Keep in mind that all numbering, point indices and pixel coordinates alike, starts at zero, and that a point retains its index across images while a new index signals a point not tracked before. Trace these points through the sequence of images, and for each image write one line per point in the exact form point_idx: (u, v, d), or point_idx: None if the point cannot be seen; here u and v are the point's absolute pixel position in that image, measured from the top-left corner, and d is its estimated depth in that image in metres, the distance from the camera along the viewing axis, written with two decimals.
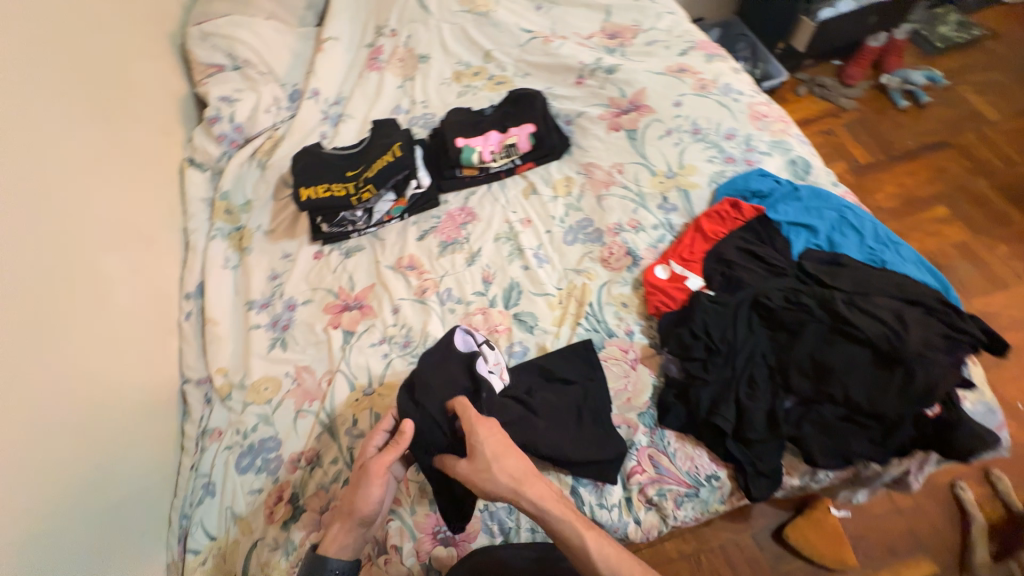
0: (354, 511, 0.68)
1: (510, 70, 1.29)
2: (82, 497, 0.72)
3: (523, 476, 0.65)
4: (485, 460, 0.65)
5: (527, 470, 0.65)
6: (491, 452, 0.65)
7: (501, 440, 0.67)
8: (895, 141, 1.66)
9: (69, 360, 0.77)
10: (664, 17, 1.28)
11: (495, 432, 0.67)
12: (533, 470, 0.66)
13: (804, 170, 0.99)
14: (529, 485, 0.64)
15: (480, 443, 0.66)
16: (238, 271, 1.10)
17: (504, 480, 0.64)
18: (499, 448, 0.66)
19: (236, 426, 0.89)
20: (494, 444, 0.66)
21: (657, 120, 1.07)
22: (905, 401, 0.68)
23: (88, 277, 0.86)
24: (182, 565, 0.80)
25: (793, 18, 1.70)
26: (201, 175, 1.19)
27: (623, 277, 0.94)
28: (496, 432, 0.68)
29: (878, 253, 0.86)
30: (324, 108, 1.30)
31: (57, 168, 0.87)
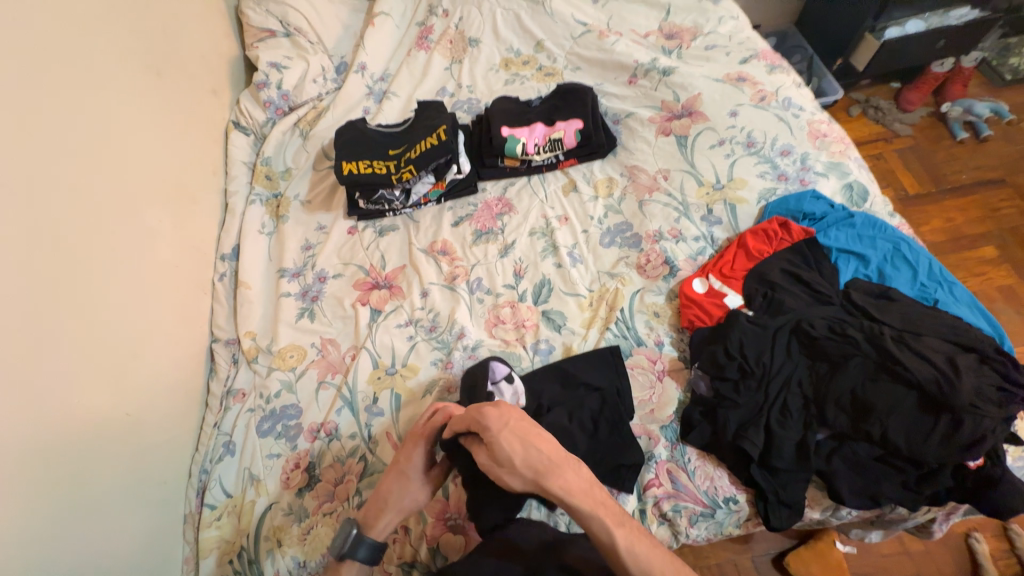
0: (400, 498, 0.71)
1: (561, 62, 1.26)
2: (110, 443, 0.74)
3: (548, 460, 0.62)
4: (506, 451, 0.63)
5: (551, 460, 0.62)
6: (509, 444, 0.63)
7: (517, 430, 0.64)
8: (948, 173, 1.58)
9: (105, 310, 0.79)
10: (726, 22, 1.23)
11: (508, 423, 0.64)
12: (563, 454, 0.64)
13: (861, 196, 0.95)
14: (557, 469, 0.62)
15: (495, 435, 0.64)
16: (273, 238, 1.11)
17: (526, 472, 0.62)
18: (520, 438, 0.64)
19: (261, 390, 0.91)
20: (511, 433, 0.64)
21: (710, 129, 1.04)
22: (947, 449, 0.66)
23: (130, 230, 0.87)
24: (198, 518, 0.82)
25: (857, 35, 1.62)
26: (245, 139, 1.21)
27: (657, 286, 0.92)
28: (512, 422, 0.65)
29: (931, 290, 0.82)
30: (369, 83, 1.29)
31: (106, 120, 0.88)
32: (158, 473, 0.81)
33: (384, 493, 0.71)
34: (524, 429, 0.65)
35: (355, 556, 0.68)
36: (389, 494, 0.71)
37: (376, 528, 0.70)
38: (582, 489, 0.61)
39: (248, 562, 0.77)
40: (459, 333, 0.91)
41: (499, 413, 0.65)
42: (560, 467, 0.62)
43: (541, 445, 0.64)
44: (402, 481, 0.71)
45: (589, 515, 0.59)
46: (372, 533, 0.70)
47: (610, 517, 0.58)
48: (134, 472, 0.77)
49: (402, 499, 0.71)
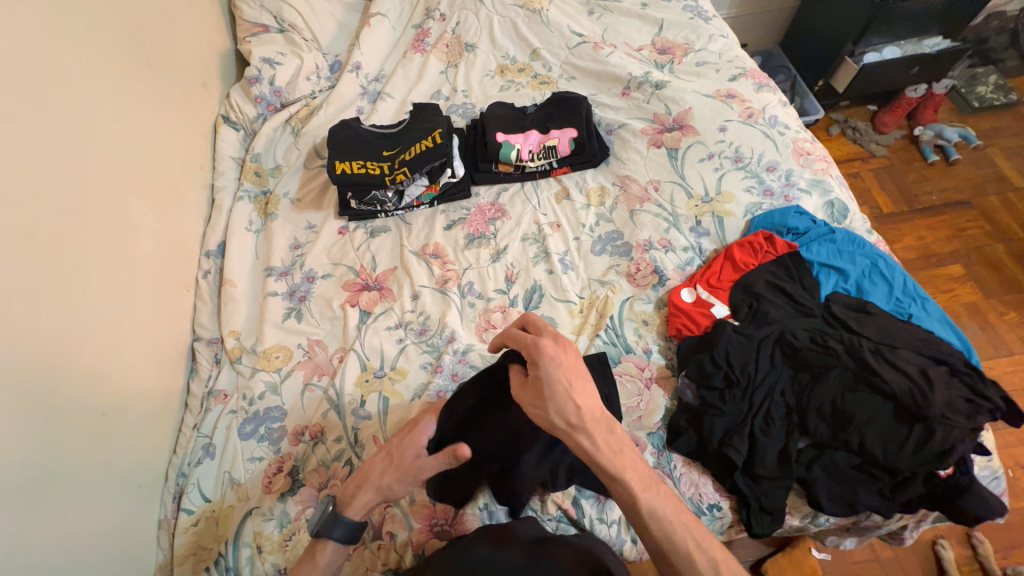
0: (383, 477, 0.68)
1: (556, 71, 1.28)
2: (84, 443, 0.71)
3: (582, 413, 0.63)
4: (547, 395, 0.64)
5: (595, 414, 0.64)
6: (554, 388, 0.63)
7: (572, 376, 0.65)
8: (920, 194, 1.65)
9: (83, 305, 0.76)
10: (716, 40, 1.27)
11: (564, 369, 0.65)
12: (600, 411, 0.64)
13: (841, 213, 0.98)
14: (589, 424, 0.63)
15: (545, 377, 0.64)
16: (260, 236, 1.09)
17: (559, 422, 0.63)
18: (568, 386, 0.64)
19: (244, 391, 0.89)
20: (562, 379, 0.64)
21: (700, 143, 1.06)
22: (920, 458, 0.69)
23: (113, 224, 0.85)
24: (174, 523, 0.80)
25: (837, 58, 1.69)
26: (234, 134, 1.19)
27: (647, 295, 0.94)
28: (568, 367, 0.65)
29: (905, 305, 0.86)
30: (363, 83, 1.28)
31: (89, 108, 0.85)
32: (133, 476, 0.79)
33: (367, 471, 0.69)
34: (575, 377, 0.65)
35: (330, 535, 0.66)
36: (374, 472, 0.69)
37: (353, 508, 0.68)
38: (611, 450, 0.62)
39: (225, 569, 0.75)
40: (449, 337, 0.91)
41: (557, 355, 0.65)
42: (591, 427, 0.63)
43: (584, 397, 0.64)
44: (388, 461, 0.69)
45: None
46: (349, 513, 0.68)
47: (637, 480, 0.61)
48: (108, 474, 0.74)
49: (385, 481, 0.68)
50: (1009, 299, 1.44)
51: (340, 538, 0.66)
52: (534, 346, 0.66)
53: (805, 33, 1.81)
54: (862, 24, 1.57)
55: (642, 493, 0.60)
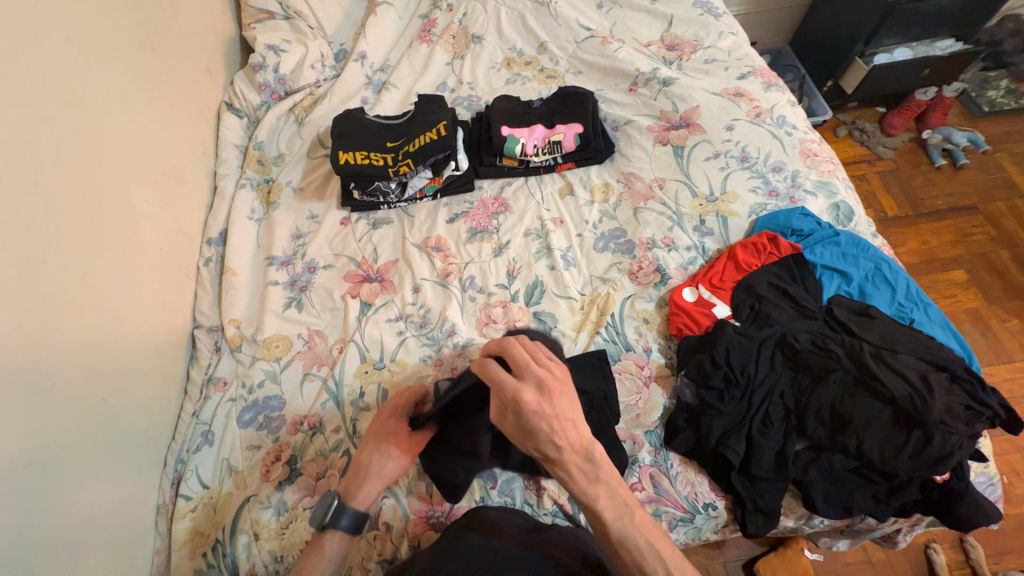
0: (381, 468, 0.73)
1: (563, 65, 1.27)
2: (84, 426, 0.71)
3: (563, 449, 0.59)
4: (528, 432, 0.59)
5: (575, 449, 0.60)
6: (537, 428, 0.58)
7: (556, 416, 0.59)
8: (925, 198, 1.64)
9: (84, 290, 0.75)
10: (726, 37, 1.25)
11: (547, 409, 0.58)
12: (582, 445, 0.61)
13: (846, 216, 0.98)
14: (569, 458, 0.60)
15: (526, 418, 0.58)
16: (262, 224, 1.09)
17: (536, 455, 0.61)
18: (549, 426, 0.58)
19: (243, 379, 0.89)
20: (545, 421, 0.58)
21: (707, 141, 1.06)
22: (917, 463, 0.69)
23: (115, 210, 0.84)
24: (172, 509, 0.80)
25: (848, 58, 1.68)
26: (238, 122, 1.18)
27: (648, 293, 0.93)
28: (553, 405, 0.59)
29: (907, 310, 0.86)
30: (368, 73, 1.27)
31: (92, 91, 0.84)
32: (132, 462, 0.79)
33: (362, 466, 0.73)
34: (560, 418, 0.59)
35: (337, 525, 0.69)
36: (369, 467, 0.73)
37: (356, 498, 0.71)
38: (587, 480, 0.61)
39: (222, 555, 0.75)
40: (449, 330, 0.91)
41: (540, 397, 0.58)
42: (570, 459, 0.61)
43: (567, 437, 0.59)
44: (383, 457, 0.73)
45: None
46: (352, 503, 0.71)
47: (609, 509, 0.61)
48: (107, 459, 0.75)
49: (383, 472, 0.73)
50: (1012, 306, 1.44)
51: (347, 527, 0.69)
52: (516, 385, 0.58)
53: (815, 32, 1.79)
54: (873, 25, 1.55)
55: (628, 508, 0.61)
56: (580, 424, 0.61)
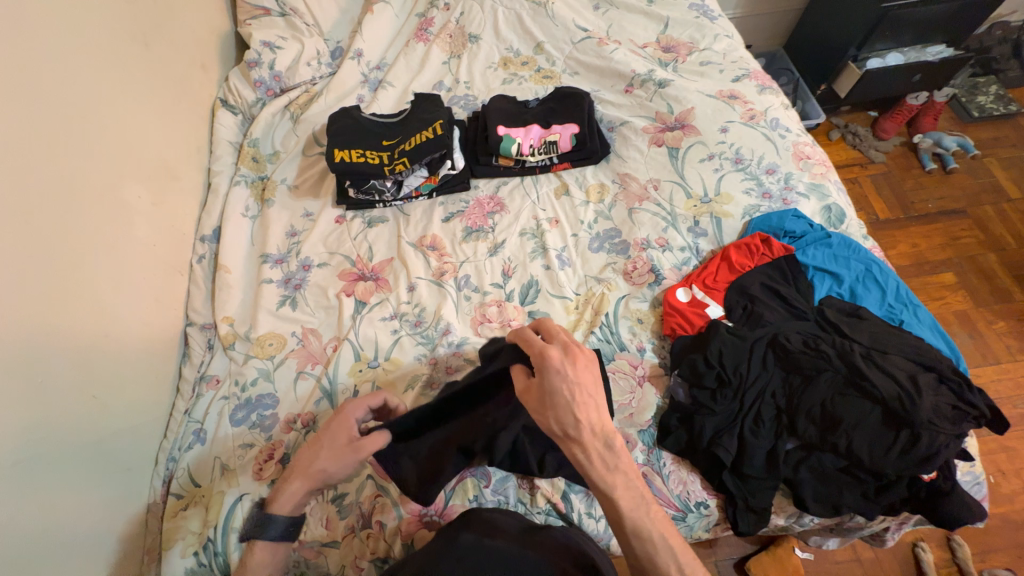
0: (309, 468, 0.69)
1: (559, 65, 1.27)
2: (74, 424, 0.71)
3: (581, 426, 0.61)
4: (549, 402, 0.62)
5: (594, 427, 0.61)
6: (557, 398, 0.61)
7: (579, 389, 0.62)
8: (915, 201, 1.66)
9: (75, 287, 0.75)
10: (721, 39, 1.26)
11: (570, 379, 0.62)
12: (602, 425, 0.62)
13: (838, 218, 0.99)
14: (588, 438, 0.61)
15: (549, 385, 0.62)
16: (256, 222, 1.08)
17: (556, 430, 0.62)
18: (570, 398, 0.61)
19: (236, 377, 0.89)
20: (565, 390, 0.61)
21: (701, 143, 1.06)
22: (905, 462, 0.70)
23: (108, 206, 0.84)
24: (163, 508, 0.80)
25: (841, 63, 1.69)
26: (232, 118, 1.18)
27: (642, 293, 0.94)
28: (577, 378, 0.62)
29: (897, 312, 0.87)
30: (364, 71, 1.27)
31: (83, 86, 0.83)
32: (123, 460, 0.78)
33: (290, 467, 0.69)
34: (582, 391, 0.62)
35: (262, 535, 0.66)
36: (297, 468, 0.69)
37: (279, 502, 0.68)
38: (604, 466, 0.61)
39: (214, 554, 0.75)
40: (444, 329, 0.91)
41: (562, 367, 0.62)
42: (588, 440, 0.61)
43: (586, 412, 0.61)
44: (312, 456, 0.69)
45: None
46: (276, 508, 0.68)
47: (626, 498, 0.60)
48: (98, 457, 0.74)
49: (313, 472, 0.68)
50: (998, 309, 1.46)
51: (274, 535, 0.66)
52: (541, 352, 0.63)
53: (809, 36, 1.81)
54: (866, 30, 1.57)
55: (645, 498, 0.61)
56: (602, 405, 0.63)
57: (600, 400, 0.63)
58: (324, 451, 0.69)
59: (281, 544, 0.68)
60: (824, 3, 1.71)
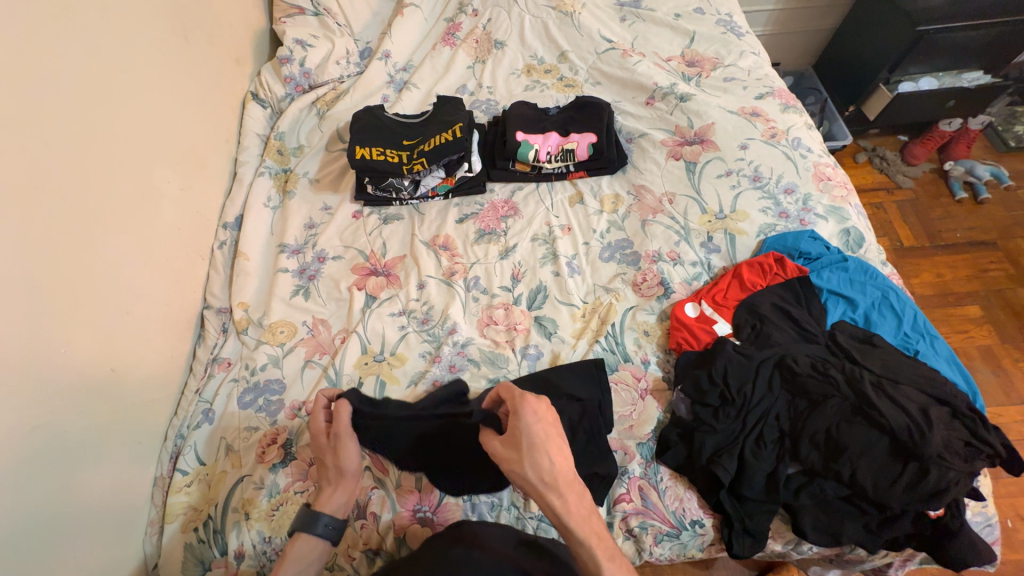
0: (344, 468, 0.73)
1: (582, 75, 1.28)
2: (93, 395, 0.73)
3: (553, 473, 0.61)
4: (518, 450, 0.62)
5: (564, 476, 0.61)
6: (528, 443, 0.61)
7: (547, 432, 0.63)
8: (942, 230, 1.62)
9: (99, 265, 0.77)
10: (747, 56, 1.25)
11: (540, 422, 0.63)
12: (572, 474, 0.62)
13: (857, 242, 0.97)
14: (562, 486, 0.60)
15: (519, 429, 0.62)
16: (277, 212, 1.12)
17: (531, 478, 0.60)
18: (541, 441, 0.62)
19: (247, 361, 0.91)
20: (536, 434, 0.62)
21: (720, 158, 1.06)
22: (911, 496, 0.68)
23: (137, 189, 0.87)
24: (168, 483, 0.82)
25: (871, 85, 1.66)
26: (261, 111, 1.22)
27: (650, 305, 0.94)
28: (543, 420, 0.63)
29: (912, 341, 0.85)
30: (391, 72, 1.30)
31: (119, 73, 0.86)
32: (134, 433, 0.80)
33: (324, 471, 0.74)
34: (551, 435, 0.63)
35: (314, 529, 0.69)
36: (330, 473, 0.73)
37: (325, 502, 0.72)
38: (581, 516, 0.60)
39: (213, 531, 0.77)
40: (450, 329, 0.92)
41: (536, 411, 0.63)
42: (564, 489, 0.61)
43: (557, 454, 0.62)
44: (340, 462, 0.73)
45: (581, 541, 0.58)
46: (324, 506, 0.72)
47: (602, 549, 0.58)
48: (112, 429, 0.76)
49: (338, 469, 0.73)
50: None
51: (324, 529, 0.69)
52: (517, 398, 0.65)
53: (839, 57, 1.79)
54: (899, 53, 1.53)
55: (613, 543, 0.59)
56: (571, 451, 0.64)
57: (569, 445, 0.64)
58: (346, 455, 0.73)
59: (325, 541, 0.70)
60: (856, 24, 1.69)
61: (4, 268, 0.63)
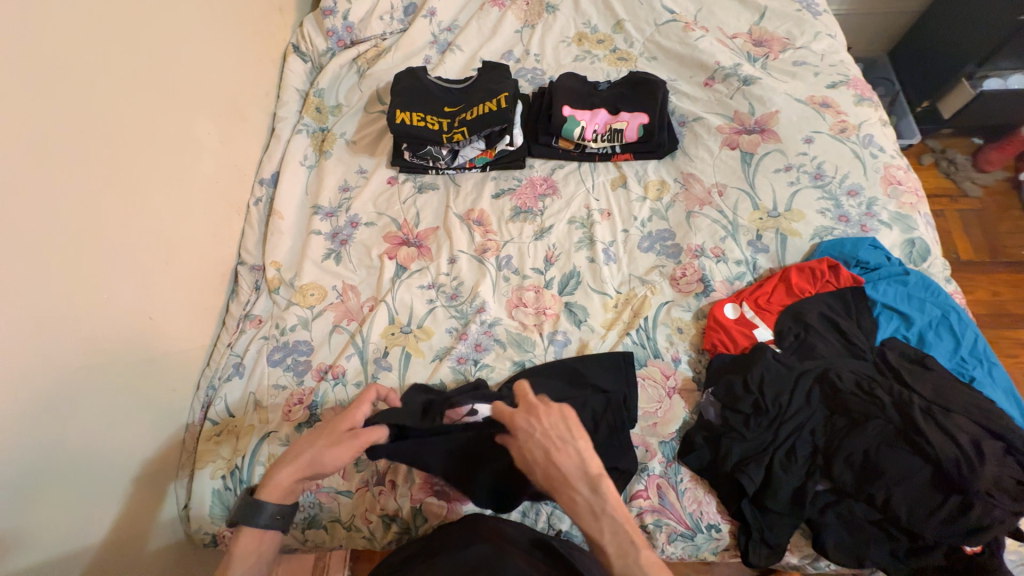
0: (307, 462, 0.64)
1: (637, 47, 1.20)
2: (131, 341, 0.76)
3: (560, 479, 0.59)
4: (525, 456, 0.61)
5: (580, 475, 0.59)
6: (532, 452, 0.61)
7: (550, 436, 0.61)
8: (1007, 245, 1.49)
9: (142, 214, 0.78)
10: (822, 38, 1.14)
11: (536, 431, 0.61)
12: (584, 474, 0.59)
13: (921, 255, 0.89)
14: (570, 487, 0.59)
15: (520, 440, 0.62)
16: (312, 171, 1.10)
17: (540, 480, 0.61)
18: (544, 448, 0.60)
19: (277, 321, 0.93)
20: (536, 442, 0.61)
21: (780, 151, 0.98)
22: (948, 529, 0.65)
23: (178, 140, 0.87)
24: (199, 431, 0.85)
25: (952, 78, 1.51)
26: (302, 66, 1.20)
27: (687, 302, 0.90)
28: (541, 427, 0.61)
29: (968, 367, 0.79)
30: (435, 31, 1.24)
31: (163, 19, 0.85)
32: (170, 381, 0.83)
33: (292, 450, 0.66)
34: (552, 443, 0.60)
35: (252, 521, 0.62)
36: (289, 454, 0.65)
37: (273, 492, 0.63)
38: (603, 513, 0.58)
39: (239, 481, 0.80)
40: (478, 307, 0.91)
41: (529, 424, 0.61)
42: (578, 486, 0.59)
43: (565, 458, 0.59)
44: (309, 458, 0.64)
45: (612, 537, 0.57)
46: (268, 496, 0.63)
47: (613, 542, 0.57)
48: (149, 376, 0.79)
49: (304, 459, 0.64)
50: None
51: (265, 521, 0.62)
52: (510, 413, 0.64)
53: (920, 44, 1.61)
54: (992, 45, 1.37)
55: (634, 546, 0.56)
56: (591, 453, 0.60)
57: (583, 444, 0.60)
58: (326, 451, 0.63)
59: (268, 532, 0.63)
60: (947, 8, 1.52)
61: (53, 213, 0.65)
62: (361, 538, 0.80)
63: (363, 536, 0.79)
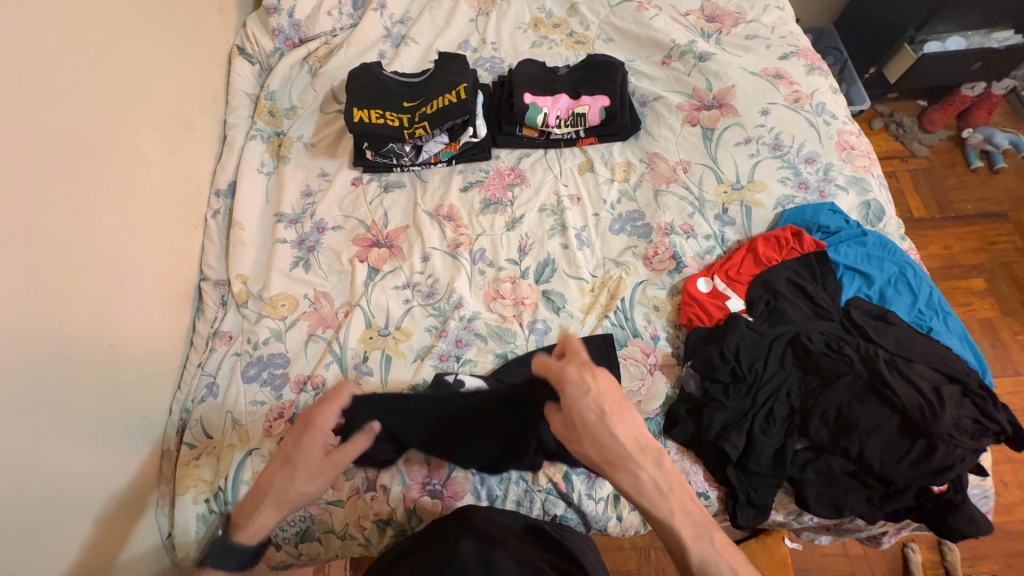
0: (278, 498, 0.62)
1: (593, 30, 1.19)
2: (92, 370, 0.72)
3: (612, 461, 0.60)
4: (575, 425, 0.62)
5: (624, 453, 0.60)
6: (581, 420, 0.61)
7: (604, 400, 0.62)
8: (955, 201, 1.58)
9: (89, 235, 0.74)
10: (771, 11, 1.17)
11: (586, 394, 0.62)
12: (633, 441, 0.61)
13: (876, 215, 0.93)
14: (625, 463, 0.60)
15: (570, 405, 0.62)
16: (271, 178, 1.06)
17: (593, 454, 0.60)
18: (596, 412, 0.62)
19: (249, 335, 0.89)
20: (588, 408, 0.62)
21: (739, 124, 1.00)
22: (917, 471, 0.69)
23: (123, 155, 0.82)
24: (176, 456, 0.82)
25: (895, 44, 1.57)
26: (249, 68, 1.14)
27: (661, 280, 0.91)
28: (590, 393, 0.63)
29: (926, 318, 0.83)
30: (387, 25, 1.20)
31: (92, 26, 0.79)
32: (139, 409, 0.80)
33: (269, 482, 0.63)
34: (601, 403, 0.62)
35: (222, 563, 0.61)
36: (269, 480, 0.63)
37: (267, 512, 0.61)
38: None
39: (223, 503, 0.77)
40: (456, 303, 0.90)
41: (581, 383, 0.63)
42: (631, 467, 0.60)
43: (619, 424, 0.61)
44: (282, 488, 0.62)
45: None
46: (243, 538, 0.62)
47: (687, 527, 0.59)
48: (114, 406, 0.75)
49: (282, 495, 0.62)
50: None
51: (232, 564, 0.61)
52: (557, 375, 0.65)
53: (862, 11, 1.66)
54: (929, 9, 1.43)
55: None
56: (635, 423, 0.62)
57: (634, 415, 0.63)
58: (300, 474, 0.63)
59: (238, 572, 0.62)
60: None
61: None
62: (357, 545, 0.79)
63: (359, 543, 0.78)
